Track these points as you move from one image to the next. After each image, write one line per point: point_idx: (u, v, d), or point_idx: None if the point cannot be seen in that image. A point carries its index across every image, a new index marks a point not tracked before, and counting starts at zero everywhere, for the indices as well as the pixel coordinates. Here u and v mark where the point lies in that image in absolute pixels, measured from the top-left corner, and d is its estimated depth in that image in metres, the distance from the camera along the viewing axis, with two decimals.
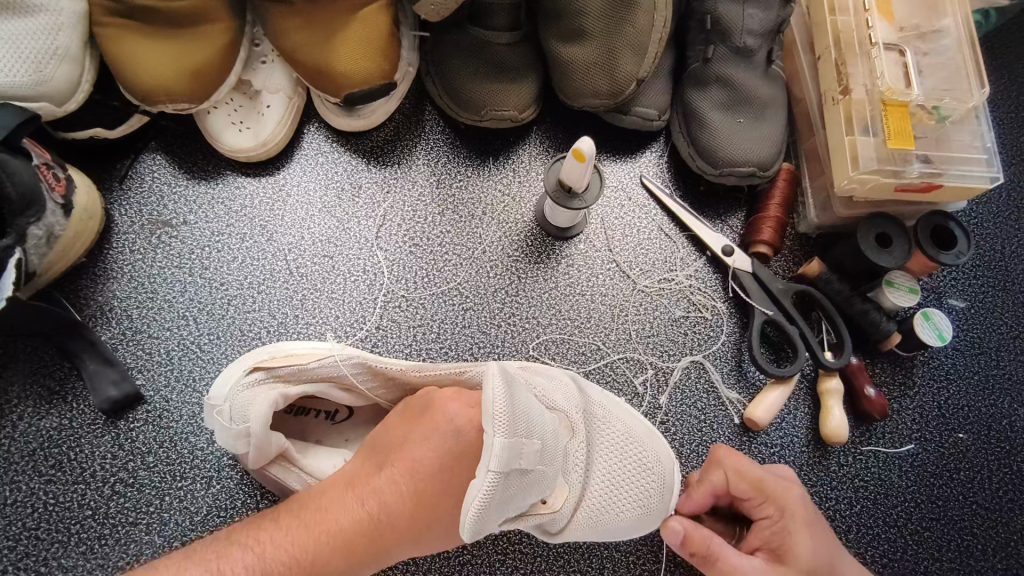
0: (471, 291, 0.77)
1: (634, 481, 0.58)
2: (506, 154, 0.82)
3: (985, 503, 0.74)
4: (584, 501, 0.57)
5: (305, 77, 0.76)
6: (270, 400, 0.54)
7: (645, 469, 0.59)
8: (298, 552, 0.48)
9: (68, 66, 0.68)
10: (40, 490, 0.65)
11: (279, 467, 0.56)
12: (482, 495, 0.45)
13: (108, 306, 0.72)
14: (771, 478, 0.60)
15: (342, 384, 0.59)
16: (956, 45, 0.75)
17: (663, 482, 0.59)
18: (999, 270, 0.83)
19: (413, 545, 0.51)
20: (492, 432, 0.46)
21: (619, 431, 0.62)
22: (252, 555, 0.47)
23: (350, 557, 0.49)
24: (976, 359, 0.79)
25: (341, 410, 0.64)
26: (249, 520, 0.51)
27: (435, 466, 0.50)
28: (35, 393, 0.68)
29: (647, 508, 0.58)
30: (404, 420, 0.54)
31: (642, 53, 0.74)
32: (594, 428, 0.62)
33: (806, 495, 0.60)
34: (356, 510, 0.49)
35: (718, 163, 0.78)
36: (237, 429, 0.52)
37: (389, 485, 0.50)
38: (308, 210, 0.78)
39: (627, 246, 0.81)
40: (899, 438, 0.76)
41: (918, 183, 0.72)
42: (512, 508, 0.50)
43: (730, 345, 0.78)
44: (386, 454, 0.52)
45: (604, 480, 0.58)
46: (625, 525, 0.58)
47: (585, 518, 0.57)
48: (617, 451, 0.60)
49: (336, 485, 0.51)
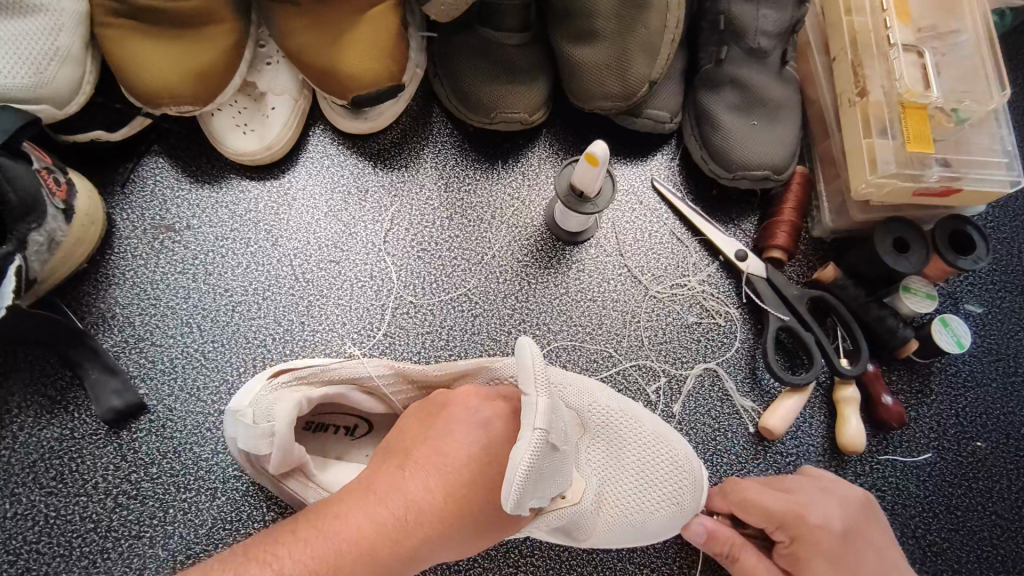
0: (480, 296, 0.76)
1: (667, 480, 0.60)
2: (515, 157, 0.81)
3: (1004, 513, 0.73)
4: (611, 500, 0.60)
5: (311, 78, 0.74)
6: (294, 402, 0.52)
7: (678, 467, 0.60)
8: (320, 564, 0.44)
9: (69, 68, 0.66)
10: (40, 503, 0.63)
11: (297, 480, 0.56)
12: (529, 457, 0.44)
13: (110, 313, 0.70)
14: (777, 506, 0.58)
15: (364, 386, 0.57)
16: (975, 46, 0.74)
17: (695, 481, 0.60)
18: (1016, 275, 0.81)
19: (436, 553, 0.49)
20: (535, 392, 0.46)
21: (648, 432, 0.61)
22: (267, 569, 0.44)
23: (376, 564, 0.45)
24: (994, 366, 0.78)
25: (360, 424, 0.62)
26: (260, 537, 0.47)
27: (464, 457, 0.50)
28: (35, 403, 0.66)
29: (680, 506, 0.60)
30: (419, 421, 0.54)
31: (654, 54, 0.73)
32: (620, 428, 0.61)
33: (821, 511, 0.57)
34: (381, 514, 0.47)
35: (732, 166, 0.76)
36: (261, 429, 0.51)
37: (415, 484, 0.49)
38: (314, 214, 0.77)
39: (639, 250, 0.79)
40: (916, 447, 0.74)
41: (936, 187, 0.70)
42: (541, 494, 0.48)
43: (744, 352, 0.76)
44: (406, 452, 0.51)
45: (634, 479, 0.60)
46: (659, 522, 0.60)
47: (617, 517, 0.59)
48: (647, 451, 0.61)
49: (356, 490, 0.49)
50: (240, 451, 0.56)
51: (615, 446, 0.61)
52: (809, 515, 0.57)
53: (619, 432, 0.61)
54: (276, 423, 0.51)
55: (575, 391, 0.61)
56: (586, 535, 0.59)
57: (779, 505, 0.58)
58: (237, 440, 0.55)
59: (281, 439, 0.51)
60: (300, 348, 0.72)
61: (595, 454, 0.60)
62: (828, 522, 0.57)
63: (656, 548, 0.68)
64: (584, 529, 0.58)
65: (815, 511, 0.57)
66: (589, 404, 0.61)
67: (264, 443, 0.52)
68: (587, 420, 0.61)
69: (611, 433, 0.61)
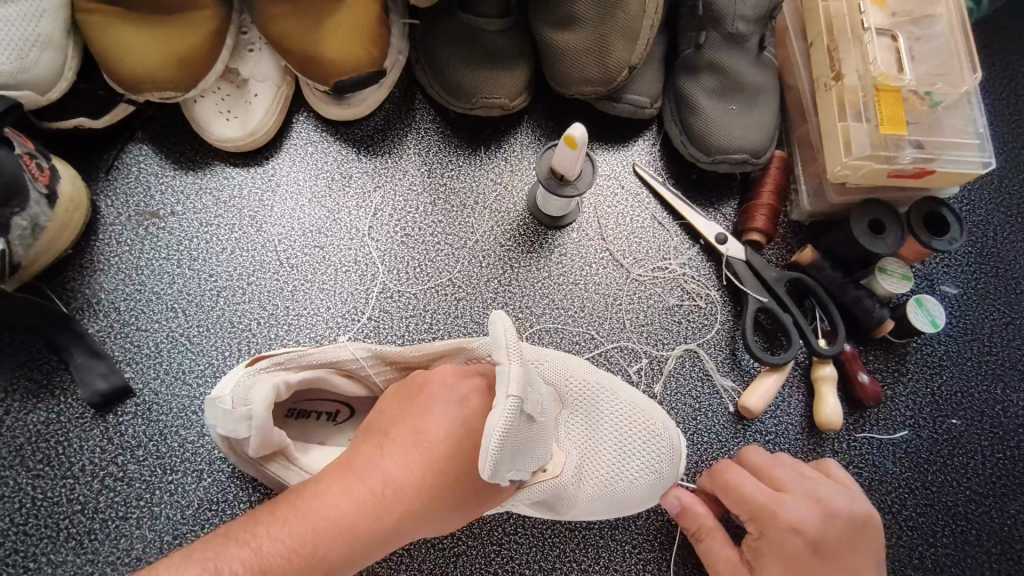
0: (464, 281, 0.76)
1: (646, 449, 0.62)
2: (498, 143, 0.82)
3: (978, 489, 0.74)
4: (591, 473, 0.61)
5: (294, 65, 0.75)
6: (271, 385, 0.53)
7: (655, 436, 0.62)
8: (300, 543, 0.44)
9: (52, 54, 0.67)
10: (27, 486, 0.64)
11: (277, 463, 0.56)
12: (501, 428, 0.45)
13: (95, 299, 0.71)
14: (756, 496, 0.60)
15: (343, 369, 0.58)
16: (948, 30, 0.75)
17: (673, 448, 0.62)
18: (990, 256, 0.83)
19: (414, 530, 0.50)
20: (508, 362, 0.48)
21: (625, 404, 0.63)
22: (246, 550, 0.44)
23: (355, 540, 0.46)
24: (969, 345, 0.79)
25: (342, 410, 0.63)
26: (241, 519, 0.47)
27: (442, 434, 0.52)
28: (22, 387, 0.67)
29: (659, 474, 0.62)
30: (398, 402, 0.55)
31: (634, 39, 0.73)
32: (599, 399, 0.63)
33: (798, 513, 0.58)
34: (359, 493, 0.48)
35: (711, 151, 0.77)
36: (239, 413, 0.51)
37: (394, 462, 0.50)
38: (298, 200, 0.77)
39: (620, 234, 0.80)
40: (892, 425, 0.76)
41: (910, 169, 0.71)
42: (519, 465, 0.49)
43: (724, 334, 0.77)
44: (385, 431, 0.52)
45: (612, 451, 0.62)
46: (639, 491, 0.62)
47: (597, 490, 0.61)
48: (624, 423, 0.62)
49: (334, 471, 0.49)
50: (219, 436, 0.56)
51: (593, 418, 0.63)
52: (783, 514, 0.58)
53: (595, 404, 0.63)
54: (254, 405, 0.51)
55: (553, 366, 0.63)
56: (567, 509, 0.61)
57: (760, 496, 0.60)
58: (216, 426, 0.54)
59: (259, 421, 0.51)
60: (284, 333, 0.72)
61: (574, 427, 0.63)
62: (800, 526, 0.57)
63: (637, 525, 0.69)
64: (566, 501, 0.59)
65: (794, 510, 0.58)
66: (566, 377, 0.63)
67: (243, 426, 0.52)
68: (565, 395, 0.63)
69: (588, 406, 0.63)
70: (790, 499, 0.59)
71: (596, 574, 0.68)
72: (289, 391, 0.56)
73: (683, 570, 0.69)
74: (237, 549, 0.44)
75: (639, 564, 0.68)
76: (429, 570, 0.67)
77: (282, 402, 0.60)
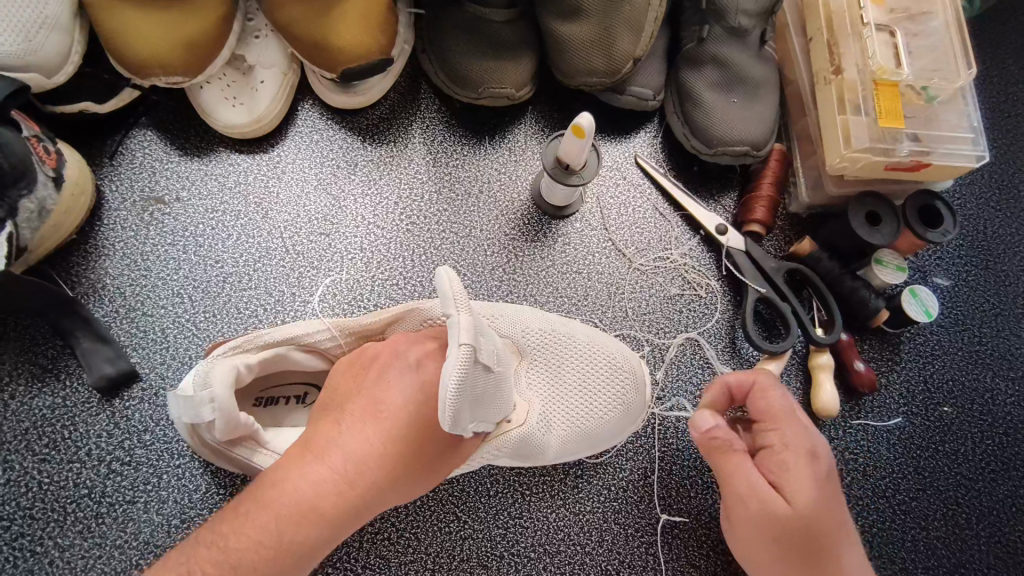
0: (468, 268, 0.77)
1: (610, 383, 0.67)
2: (502, 133, 0.82)
3: (969, 474, 0.76)
4: (557, 418, 0.65)
5: (301, 52, 0.75)
6: (231, 366, 0.53)
7: (618, 370, 0.67)
8: (263, 535, 0.45)
9: (59, 37, 0.66)
10: (33, 470, 0.64)
11: (245, 447, 0.56)
12: (454, 376, 0.46)
13: (100, 284, 0.71)
14: (777, 410, 0.58)
15: (304, 345, 0.59)
16: (944, 26, 0.77)
17: (635, 379, 0.68)
18: (982, 249, 0.85)
19: (383, 501, 0.51)
20: (456, 310, 0.48)
21: (584, 345, 0.68)
22: (215, 551, 0.45)
23: (320, 525, 0.47)
24: (960, 335, 0.81)
25: (310, 391, 0.64)
26: (213, 518, 0.49)
27: (397, 404, 0.52)
28: (26, 371, 0.67)
29: (627, 405, 0.67)
30: (352, 373, 0.55)
31: (638, 31, 0.74)
32: (557, 346, 0.67)
33: (801, 451, 0.55)
34: (320, 473, 0.48)
35: (713, 142, 0.78)
36: (201, 397, 0.51)
37: (353, 437, 0.50)
38: (303, 187, 0.78)
39: (623, 225, 0.81)
40: (886, 412, 0.78)
41: (907, 161, 0.73)
42: (481, 417, 0.52)
43: (724, 323, 0.79)
44: (342, 406, 0.53)
45: (577, 392, 0.66)
46: (611, 425, 0.67)
47: (570, 431, 0.65)
48: (586, 363, 0.67)
49: (295, 452, 0.50)
50: (186, 427, 0.56)
51: (552, 364, 0.67)
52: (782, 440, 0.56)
53: (554, 350, 0.67)
54: (215, 389, 0.51)
55: (508, 319, 0.67)
56: (542, 453, 0.64)
57: (769, 410, 0.59)
58: (181, 419, 0.54)
59: (223, 401, 0.50)
60: (290, 318, 0.73)
61: (536, 375, 0.66)
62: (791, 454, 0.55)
63: (640, 509, 0.71)
64: (537, 449, 0.63)
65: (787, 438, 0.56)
66: (521, 330, 0.66)
67: (206, 410, 0.51)
68: (522, 345, 0.67)
69: (545, 355, 0.67)
70: (799, 426, 0.57)
71: (600, 556, 0.69)
72: (250, 373, 0.56)
73: (685, 553, 0.70)
74: (208, 551, 0.46)
75: (642, 548, 0.70)
76: (436, 554, 0.68)
77: (249, 390, 0.61)
